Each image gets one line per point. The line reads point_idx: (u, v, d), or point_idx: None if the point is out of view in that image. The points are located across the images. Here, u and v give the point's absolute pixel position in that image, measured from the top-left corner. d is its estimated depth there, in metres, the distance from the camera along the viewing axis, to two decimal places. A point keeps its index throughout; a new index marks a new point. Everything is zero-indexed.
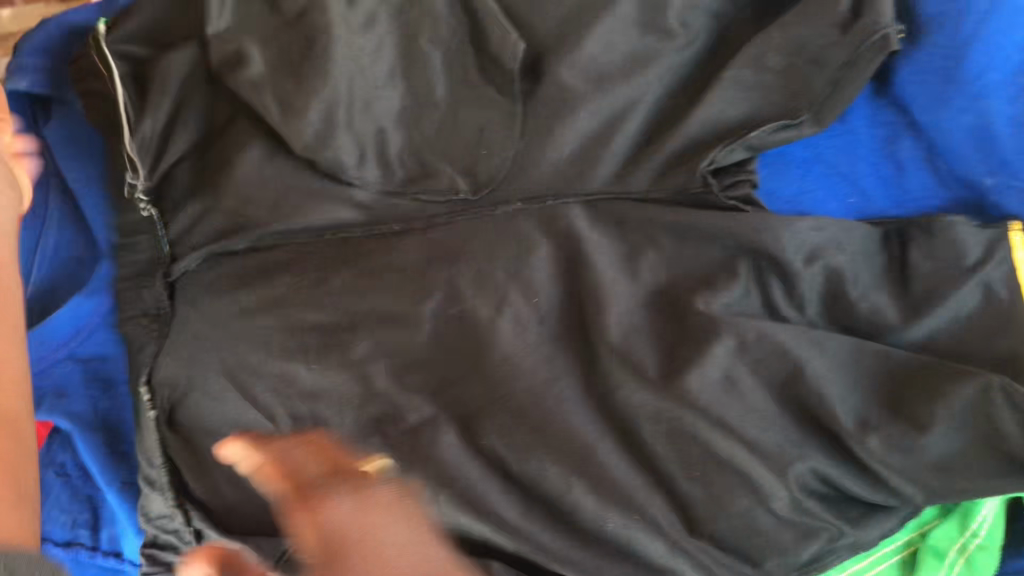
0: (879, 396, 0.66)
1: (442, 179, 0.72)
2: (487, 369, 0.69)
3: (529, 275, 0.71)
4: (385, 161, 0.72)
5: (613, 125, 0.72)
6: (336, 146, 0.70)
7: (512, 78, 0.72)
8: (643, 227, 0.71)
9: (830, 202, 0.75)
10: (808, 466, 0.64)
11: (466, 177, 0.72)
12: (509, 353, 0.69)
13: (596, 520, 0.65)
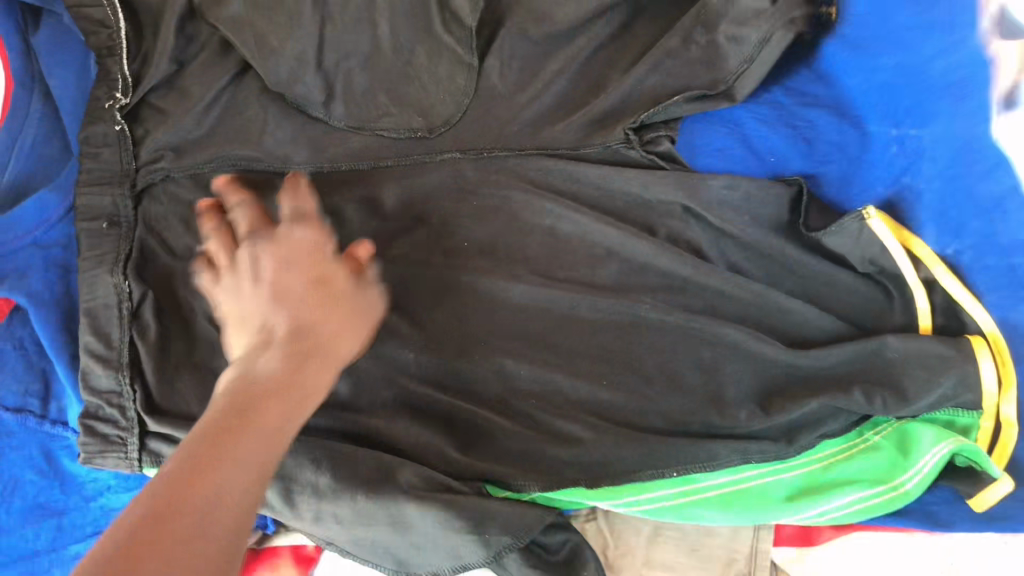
0: (763, 330, 0.76)
1: (392, 120, 0.80)
2: (426, 285, 0.77)
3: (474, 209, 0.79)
4: (343, 101, 0.79)
5: (554, 89, 0.81)
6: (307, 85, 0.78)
7: (469, 34, 0.80)
8: (570, 179, 0.80)
9: (749, 160, 0.84)
10: (696, 381, 0.74)
11: (419, 123, 0.80)
12: (445, 272, 0.78)
13: (517, 417, 0.74)
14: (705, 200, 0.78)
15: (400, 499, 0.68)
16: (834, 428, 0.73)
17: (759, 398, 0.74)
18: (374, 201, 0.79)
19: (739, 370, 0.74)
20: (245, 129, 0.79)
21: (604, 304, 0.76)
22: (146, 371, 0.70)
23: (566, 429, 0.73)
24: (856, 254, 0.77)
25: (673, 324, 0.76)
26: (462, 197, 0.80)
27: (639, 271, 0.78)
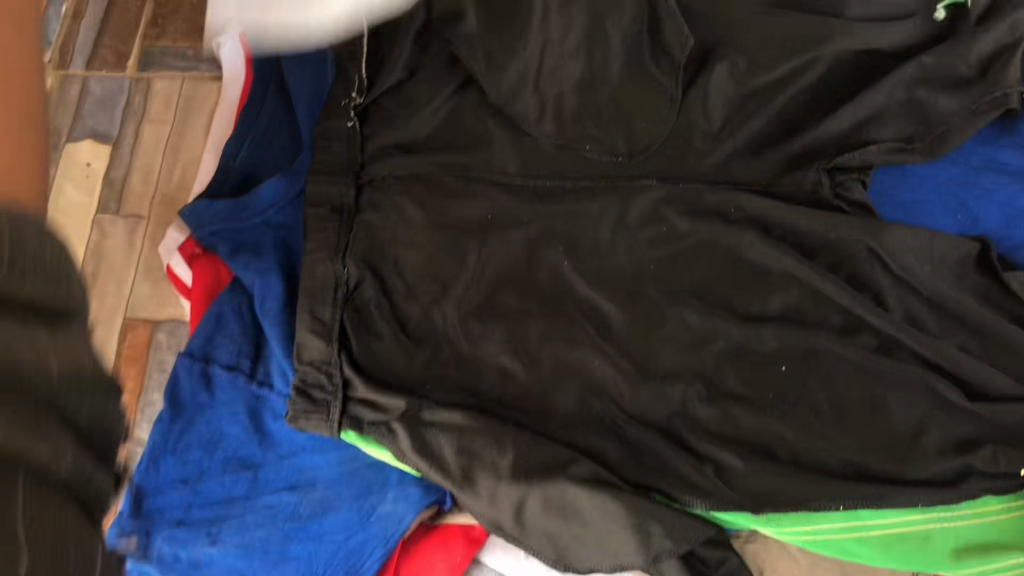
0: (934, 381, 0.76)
1: (592, 132, 0.83)
2: (605, 295, 0.81)
3: (654, 232, 0.82)
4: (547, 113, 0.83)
5: (746, 126, 0.84)
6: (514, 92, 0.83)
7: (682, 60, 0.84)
8: (769, 207, 0.81)
9: (938, 215, 0.85)
10: (870, 427, 0.75)
11: (610, 136, 0.83)
12: (620, 285, 0.81)
13: (686, 433, 0.76)
14: (888, 241, 0.79)
15: (573, 487, 0.71)
16: (991, 482, 0.73)
17: (934, 449, 0.74)
18: (561, 211, 0.83)
19: (913, 414, 0.75)
20: (464, 139, 0.86)
21: (783, 329, 0.78)
22: (353, 348, 0.77)
23: (721, 453, 0.74)
24: None
25: (838, 365, 0.77)
26: (637, 216, 0.83)
27: (836, 306, 0.79)
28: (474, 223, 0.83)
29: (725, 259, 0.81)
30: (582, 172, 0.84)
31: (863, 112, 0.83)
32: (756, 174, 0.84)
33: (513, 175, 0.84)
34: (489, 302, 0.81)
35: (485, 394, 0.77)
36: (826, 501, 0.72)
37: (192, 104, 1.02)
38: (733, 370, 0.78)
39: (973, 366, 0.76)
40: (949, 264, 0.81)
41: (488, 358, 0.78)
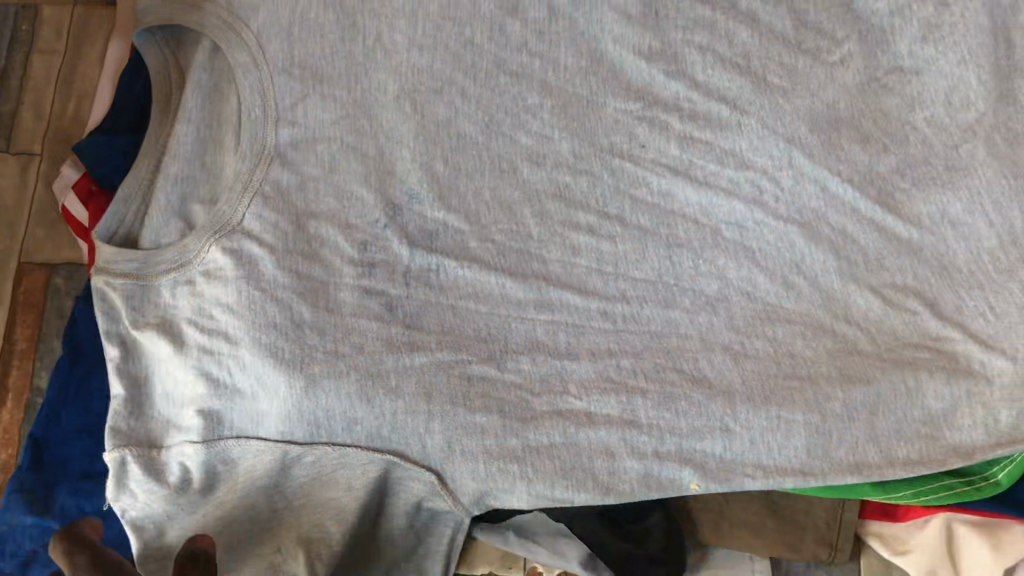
0: (833, 361, 0.72)
1: (489, 104, 0.80)
2: (496, 270, 0.75)
3: (554, 200, 0.78)
4: (435, 71, 0.79)
5: (654, 99, 0.79)
6: (407, 54, 0.79)
7: (583, 26, 0.80)
8: (671, 209, 0.78)
9: (868, 163, 0.77)
10: (784, 367, 0.72)
11: (503, 110, 0.80)
12: (514, 261, 0.76)
13: (592, 376, 0.72)
14: (795, 211, 0.76)
15: (471, 458, 0.70)
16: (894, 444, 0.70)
17: (837, 393, 0.71)
18: (451, 180, 0.78)
19: (830, 354, 0.73)
20: (352, 80, 0.78)
21: (665, 337, 0.74)
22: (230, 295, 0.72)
23: (614, 407, 0.71)
24: (956, 261, 0.74)
25: (740, 339, 0.74)
26: (527, 196, 0.78)
27: (730, 326, 0.75)
28: (360, 220, 0.75)
29: (612, 271, 0.76)
30: (477, 141, 0.79)
31: (774, 82, 0.78)
32: (665, 147, 0.79)
33: (410, 161, 0.78)
34: (382, 259, 0.74)
35: (374, 349, 0.71)
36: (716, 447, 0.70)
37: (85, 31, 0.95)
38: (635, 323, 0.75)
39: (883, 332, 0.73)
40: (862, 241, 0.76)
41: (368, 327, 0.72)
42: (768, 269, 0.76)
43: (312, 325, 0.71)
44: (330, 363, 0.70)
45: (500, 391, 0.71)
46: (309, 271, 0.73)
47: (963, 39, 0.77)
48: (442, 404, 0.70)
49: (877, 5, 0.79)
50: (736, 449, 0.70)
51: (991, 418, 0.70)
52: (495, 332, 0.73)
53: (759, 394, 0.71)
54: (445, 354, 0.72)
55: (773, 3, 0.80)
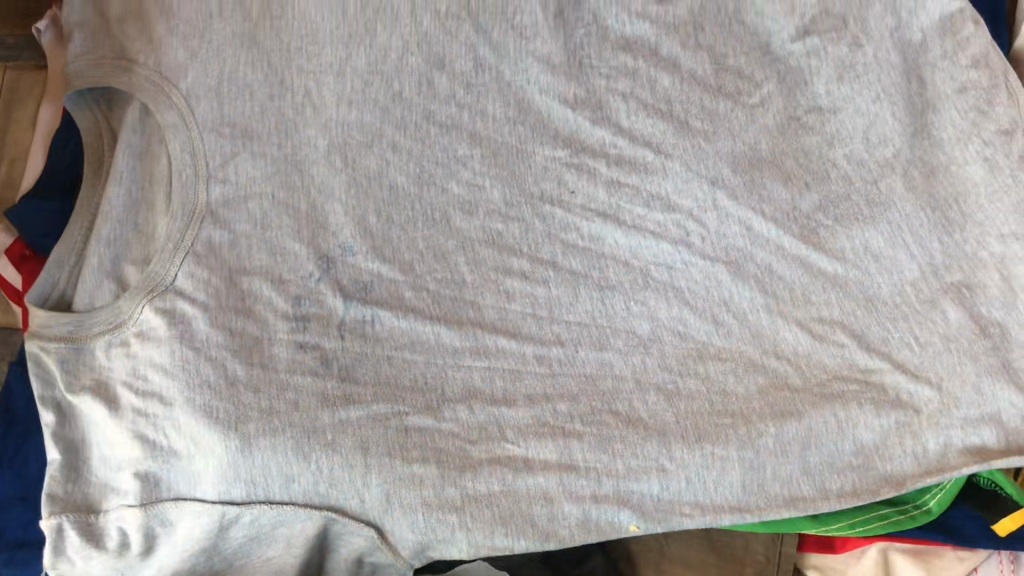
0: (765, 396, 0.74)
1: (418, 155, 0.81)
2: (430, 321, 0.75)
3: (488, 249, 0.79)
4: (365, 123, 0.80)
5: (582, 146, 0.82)
6: (338, 108, 0.80)
7: (510, 76, 0.83)
8: (601, 252, 0.80)
9: (788, 200, 0.79)
10: (718, 405, 0.74)
11: (432, 160, 0.81)
12: (449, 310, 0.76)
13: (529, 422, 0.73)
14: (723, 251, 0.79)
15: (412, 508, 0.70)
16: (829, 474, 0.72)
17: (771, 428, 0.72)
18: (385, 232, 0.78)
19: (762, 390, 0.74)
20: (282, 136, 0.79)
21: (600, 379, 0.75)
22: (164, 357, 0.72)
23: (552, 452, 0.71)
24: (880, 294, 0.77)
25: (673, 379, 0.75)
26: (461, 245, 0.79)
27: (663, 366, 0.76)
28: (293, 274, 0.76)
29: (547, 315, 0.77)
30: (410, 191, 0.80)
31: (695, 124, 0.82)
32: (595, 192, 0.81)
33: (342, 215, 0.78)
34: (318, 314, 0.75)
35: (313, 400, 0.71)
36: (655, 488, 0.71)
37: (14, 97, 0.96)
38: (569, 368, 0.75)
39: (813, 367, 0.75)
40: (787, 278, 0.78)
41: (304, 379, 0.72)
42: (699, 308, 0.77)
43: (246, 383, 0.71)
44: (265, 422, 0.70)
45: (438, 441, 0.71)
46: (242, 328, 0.73)
47: (877, 77, 0.82)
48: (379, 457, 0.70)
49: (792, 47, 0.83)
50: (674, 488, 0.71)
51: (919, 447, 0.71)
52: (432, 382, 0.73)
53: (693, 433, 0.72)
54: (381, 407, 0.72)
55: (694, 48, 0.84)
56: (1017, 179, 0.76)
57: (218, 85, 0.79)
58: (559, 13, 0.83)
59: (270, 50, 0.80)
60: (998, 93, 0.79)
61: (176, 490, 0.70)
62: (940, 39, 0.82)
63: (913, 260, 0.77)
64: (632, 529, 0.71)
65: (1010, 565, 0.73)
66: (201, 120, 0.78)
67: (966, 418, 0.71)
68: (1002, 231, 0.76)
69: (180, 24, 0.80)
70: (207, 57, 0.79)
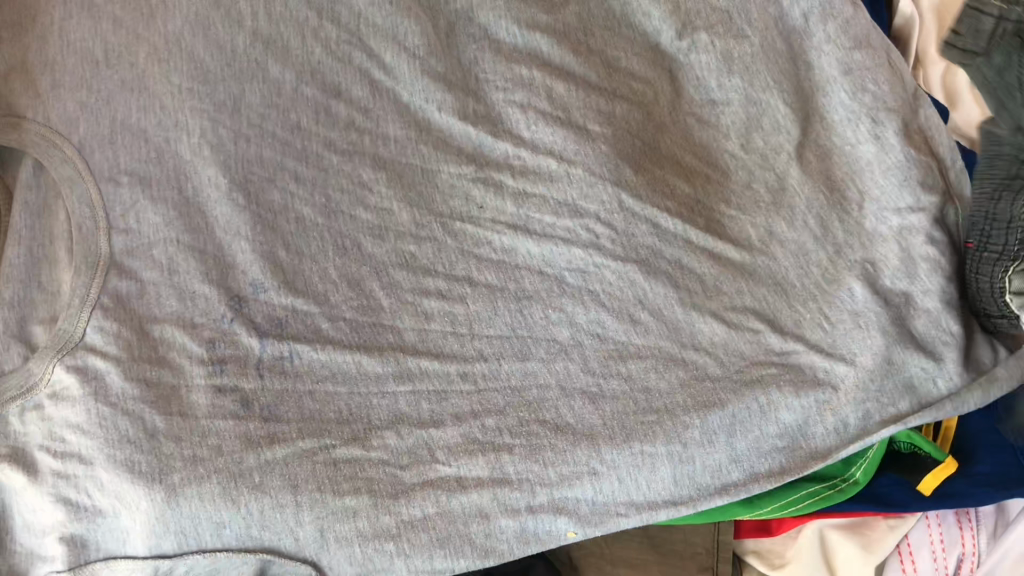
0: (686, 390, 0.75)
1: (321, 185, 0.80)
2: (349, 351, 0.75)
3: (402, 272, 0.79)
4: (264, 157, 0.80)
5: (487, 161, 0.82)
6: (236, 146, 0.79)
7: (408, 97, 0.83)
8: (515, 264, 0.80)
9: (691, 194, 0.81)
10: (644, 402, 0.75)
11: (337, 188, 0.80)
12: (368, 338, 0.76)
13: (458, 443, 0.72)
14: (634, 252, 0.79)
15: (350, 539, 0.70)
16: (756, 458, 0.74)
17: (696, 417, 0.74)
18: (295, 265, 0.78)
19: (685, 383, 0.76)
20: (181, 179, 0.78)
21: (525, 389, 0.76)
22: (79, 416, 0.70)
23: (483, 469, 0.72)
24: (787, 275, 0.79)
25: (599, 382, 0.76)
26: (374, 271, 0.78)
27: (585, 369, 0.76)
28: (205, 318, 0.75)
29: (467, 331, 0.77)
30: (317, 222, 0.79)
31: (596, 130, 0.82)
32: (504, 206, 0.81)
33: (249, 251, 0.77)
34: (235, 354, 0.74)
35: (237, 442, 0.71)
36: (588, 491, 0.72)
37: None
38: (494, 383, 0.75)
39: (734, 353, 0.77)
40: (699, 272, 0.79)
41: (226, 423, 0.71)
42: (615, 309, 0.78)
43: (166, 434, 0.70)
44: (189, 470, 0.69)
45: (369, 469, 0.71)
46: (158, 378, 0.72)
47: (764, 66, 0.83)
48: (308, 492, 0.70)
49: (681, 44, 0.85)
50: (605, 490, 0.72)
51: (841, 423, 0.74)
52: (357, 410, 0.73)
53: (620, 433, 0.73)
54: (307, 442, 0.71)
55: (586, 55, 0.86)
56: (908, 154, 0.79)
57: (112, 133, 0.78)
58: (450, 32, 0.85)
59: (160, 93, 0.79)
60: (879, 73, 0.81)
61: (107, 548, 0.70)
62: (821, 26, 0.84)
63: (817, 241, 0.79)
64: (569, 535, 0.72)
65: (938, 527, 0.74)
66: (98, 171, 0.77)
67: (880, 390, 0.74)
68: (898, 205, 0.78)
69: (67, 76, 0.79)
70: (99, 104, 0.78)
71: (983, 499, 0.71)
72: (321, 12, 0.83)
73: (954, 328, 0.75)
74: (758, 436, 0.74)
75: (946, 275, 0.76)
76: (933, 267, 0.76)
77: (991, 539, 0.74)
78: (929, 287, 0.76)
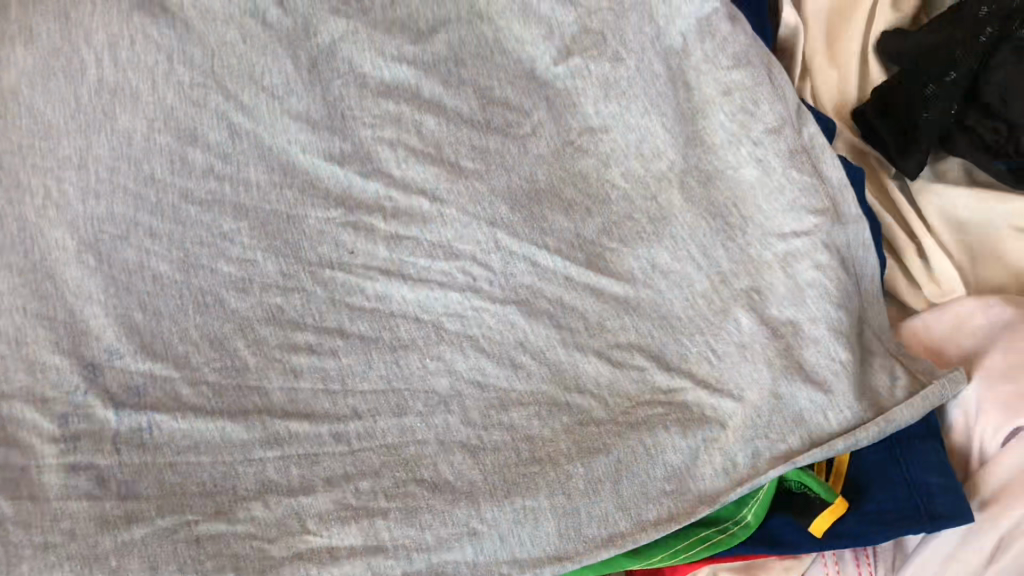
0: (570, 436, 0.72)
1: (179, 240, 0.76)
2: (214, 416, 0.71)
3: (268, 327, 0.75)
4: (118, 213, 0.76)
5: (357, 202, 0.78)
6: (85, 202, 0.75)
7: (270, 140, 0.79)
8: (390, 311, 0.76)
9: (571, 227, 0.78)
10: (527, 452, 0.72)
11: (198, 242, 0.76)
12: (233, 400, 0.72)
13: (330, 509, 0.69)
14: (513, 292, 0.76)
15: None
16: (644, 505, 0.71)
17: (579, 460, 0.71)
18: (154, 327, 0.74)
19: (570, 428, 0.73)
20: (27, 242, 0.74)
21: (401, 447, 0.72)
22: None
23: (355, 536, 0.68)
24: (670, 307, 0.77)
25: (480, 433, 0.72)
26: (239, 329, 0.75)
27: (465, 421, 0.73)
28: (56, 391, 0.71)
29: (340, 387, 0.74)
30: (177, 278, 0.75)
31: (470, 163, 0.79)
32: (376, 251, 0.77)
33: (103, 315, 0.73)
34: (89, 428, 0.70)
35: (92, 524, 0.66)
36: (470, 553, 0.68)
37: None
38: (368, 441, 0.72)
39: (619, 391, 0.74)
40: (582, 310, 0.76)
41: (80, 504, 0.67)
42: (496, 355, 0.75)
43: (15, 520, 0.66)
44: (39, 560, 0.65)
45: (235, 544, 0.67)
46: (5, 460, 0.68)
47: (641, 91, 0.80)
48: (169, 574, 0.65)
49: (556, 70, 0.82)
50: (488, 550, 0.68)
51: (729, 462, 0.71)
52: (222, 481, 0.69)
53: (500, 488, 0.70)
54: (168, 518, 0.67)
55: (458, 87, 0.82)
56: (790, 176, 0.76)
57: None
58: (313, 67, 0.81)
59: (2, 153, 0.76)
60: (761, 91, 0.78)
61: None
62: (700, 43, 0.81)
63: (701, 272, 0.77)
64: None
65: (834, 567, 0.72)
66: None
67: (768, 428, 0.71)
68: (782, 230, 0.76)
69: None
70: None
71: (876, 538, 0.68)
72: (171, 55, 0.79)
73: (845, 357, 0.71)
74: (645, 482, 0.71)
75: (833, 301, 0.73)
76: (819, 294, 0.74)
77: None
78: (816, 313, 0.73)
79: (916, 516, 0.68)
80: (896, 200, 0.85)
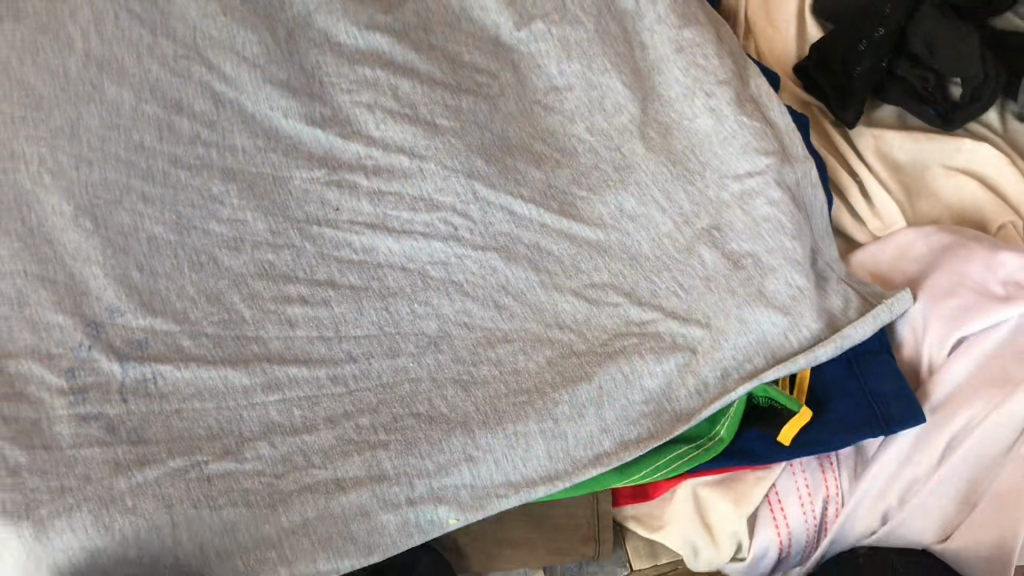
0: (554, 368, 0.77)
1: (170, 203, 0.79)
2: (215, 365, 0.74)
3: (262, 282, 0.78)
4: (109, 178, 0.78)
5: (339, 162, 0.83)
6: (76, 168, 0.78)
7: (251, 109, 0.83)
8: (377, 262, 0.80)
9: (543, 178, 0.84)
10: (515, 384, 0.77)
11: (189, 205, 0.79)
12: (233, 349, 0.76)
13: (333, 445, 0.73)
14: (492, 239, 0.81)
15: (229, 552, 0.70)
16: (624, 426, 0.76)
17: (565, 387, 0.76)
18: (151, 285, 0.77)
19: (554, 360, 0.78)
20: (23, 208, 0.77)
21: (396, 385, 0.76)
22: None
23: (355, 469, 0.72)
24: (637, 246, 0.82)
25: (470, 370, 0.77)
26: (233, 284, 0.78)
27: (454, 358, 0.77)
28: (61, 347, 0.74)
29: (334, 334, 0.78)
30: (171, 239, 0.78)
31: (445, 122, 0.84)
32: (361, 207, 0.81)
33: (102, 276, 0.76)
34: (95, 380, 0.73)
35: (106, 467, 0.69)
36: (467, 478, 0.73)
37: None
38: (364, 381, 0.76)
39: (599, 325, 0.79)
40: (558, 254, 0.81)
41: (92, 451, 0.70)
42: (480, 297, 0.80)
43: (30, 468, 0.69)
44: (57, 503, 0.68)
45: (245, 481, 0.71)
46: (15, 413, 0.71)
47: (601, 50, 0.86)
48: (184, 510, 0.69)
49: (521, 36, 0.88)
50: (485, 475, 0.73)
51: (702, 384, 0.76)
52: (227, 425, 0.73)
53: (492, 417, 0.75)
54: (179, 461, 0.70)
55: (430, 53, 0.87)
56: (740, 122, 0.83)
57: None
58: (289, 38, 0.86)
59: None
60: (708, 47, 0.85)
61: None
62: (652, 6, 0.87)
63: (665, 215, 0.82)
64: (452, 522, 0.72)
65: (803, 475, 0.78)
66: None
67: (735, 350, 0.77)
68: (738, 171, 0.82)
69: None
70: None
71: (836, 444, 0.75)
72: (154, 29, 0.82)
73: (803, 283, 0.78)
74: (624, 405, 0.76)
75: (788, 234, 0.79)
76: (773, 227, 0.79)
77: (850, 481, 0.78)
78: (772, 245, 0.79)
79: (873, 421, 0.75)
80: (840, 146, 0.92)
